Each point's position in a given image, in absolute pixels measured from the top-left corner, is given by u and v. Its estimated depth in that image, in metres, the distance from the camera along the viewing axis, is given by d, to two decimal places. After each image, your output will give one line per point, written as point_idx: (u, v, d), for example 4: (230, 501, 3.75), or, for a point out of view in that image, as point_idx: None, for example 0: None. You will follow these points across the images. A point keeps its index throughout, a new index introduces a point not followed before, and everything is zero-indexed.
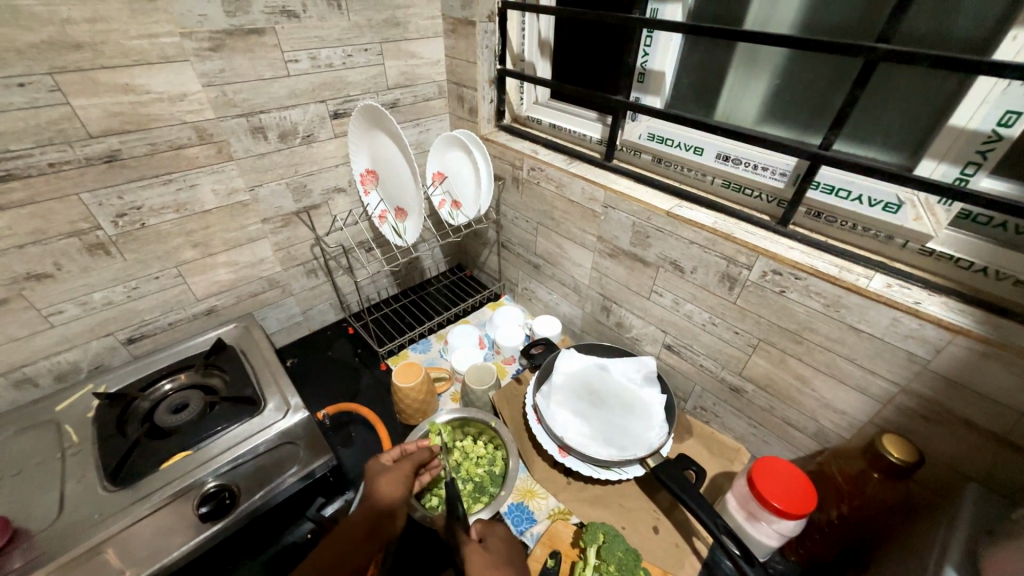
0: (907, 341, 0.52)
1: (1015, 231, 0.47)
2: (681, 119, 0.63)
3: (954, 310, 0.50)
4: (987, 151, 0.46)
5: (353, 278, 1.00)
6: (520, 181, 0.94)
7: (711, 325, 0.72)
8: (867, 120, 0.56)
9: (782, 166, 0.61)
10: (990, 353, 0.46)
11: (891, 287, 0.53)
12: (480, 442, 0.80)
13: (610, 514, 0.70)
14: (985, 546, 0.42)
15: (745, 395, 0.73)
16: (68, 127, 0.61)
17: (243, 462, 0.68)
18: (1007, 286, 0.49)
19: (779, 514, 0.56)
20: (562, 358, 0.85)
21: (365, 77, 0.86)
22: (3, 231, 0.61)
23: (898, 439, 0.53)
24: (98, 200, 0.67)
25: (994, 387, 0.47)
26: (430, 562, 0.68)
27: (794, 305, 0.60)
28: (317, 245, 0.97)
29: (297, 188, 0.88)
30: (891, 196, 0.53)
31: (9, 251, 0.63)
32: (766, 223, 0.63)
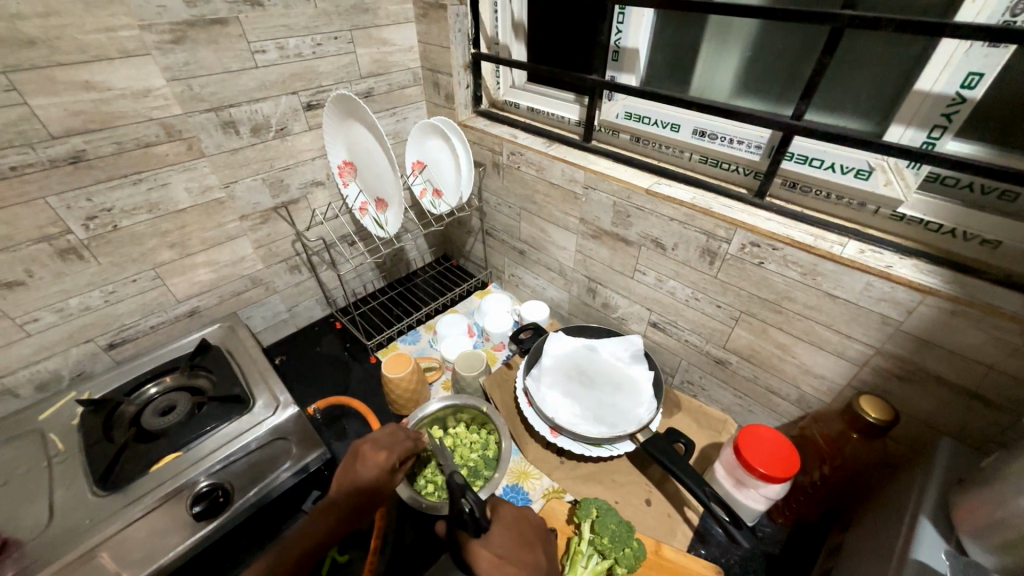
0: (880, 304, 0.53)
1: (982, 191, 0.49)
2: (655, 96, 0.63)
3: (923, 271, 0.51)
4: (951, 114, 0.47)
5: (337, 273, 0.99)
6: (501, 166, 0.93)
7: (695, 301, 0.73)
8: (837, 90, 0.56)
9: (756, 138, 0.62)
10: (959, 311, 0.48)
11: (864, 252, 0.54)
12: (473, 429, 0.80)
13: (604, 490, 0.72)
14: (955, 494, 0.44)
15: (729, 367, 0.74)
16: (28, 128, 0.59)
17: (235, 460, 0.67)
18: (975, 246, 0.50)
19: (765, 479, 0.58)
20: (550, 341, 0.86)
21: (336, 67, 0.84)
22: None
23: (874, 399, 0.55)
24: (66, 203, 0.65)
25: (962, 343, 0.49)
26: (427, 548, 0.69)
27: (773, 276, 0.61)
28: (298, 241, 0.96)
29: (273, 182, 0.86)
30: (859, 162, 0.54)
31: None
32: (743, 196, 0.64)
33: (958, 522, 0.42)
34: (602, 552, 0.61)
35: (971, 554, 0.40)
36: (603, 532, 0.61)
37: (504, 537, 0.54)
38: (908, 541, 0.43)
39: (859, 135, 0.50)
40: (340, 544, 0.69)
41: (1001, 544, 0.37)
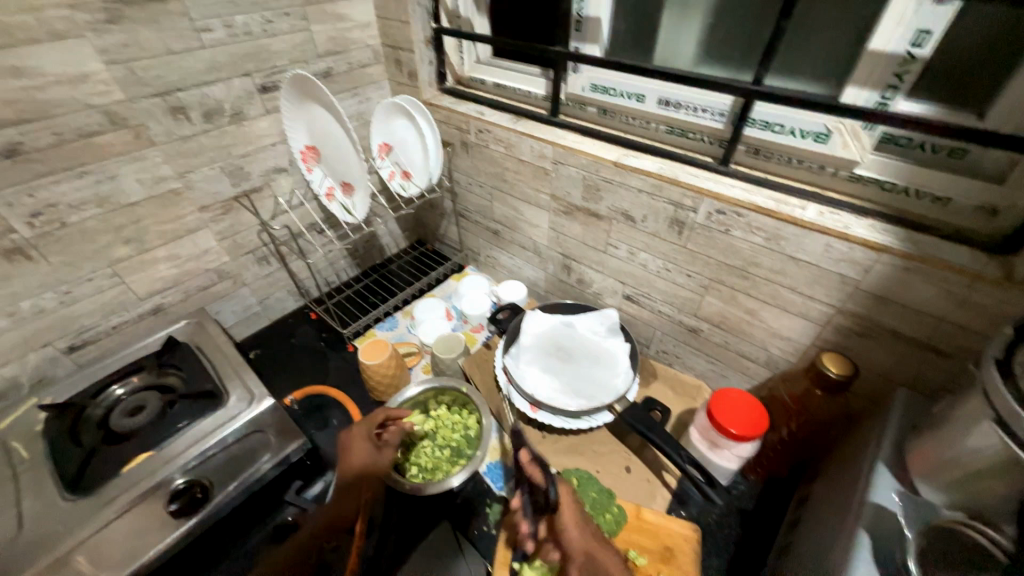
0: (840, 264, 0.54)
1: (932, 151, 0.51)
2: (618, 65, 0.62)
3: (878, 229, 0.52)
4: (903, 73, 0.48)
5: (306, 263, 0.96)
6: (469, 145, 0.91)
7: (666, 272, 0.74)
8: (798, 51, 0.56)
9: (719, 105, 0.62)
10: (912, 267, 0.49)
11: (824, 214, 0.55)
12: (454, 410, 0.80)
13: (585, 460, 0.74)
14: (910, 440, 0.46)
15: (701, 334, 0.76)
16: None
17: (212, 455, 0.66)
18: (927, 203, 0.52)
19: (737, 439, 0.61)
20: (528, 320, 0.87)
21: (290, 45, 0.80)
22: None
23: (836, 356, 0.57)
24: (6, 200, 0.61)
25: (914, 297, 0.51)
26: (416, 528, 0.71)
27: (738, 242, 0.62)
28: (265, 231, 0.93)
29: (232, 171, 0.82)
30: (817, 125, 0.55)
31: None
32: (709, 164, 0.64)
33: (917, 469, 0.43)
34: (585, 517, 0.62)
35: (922, 494, 0.42)
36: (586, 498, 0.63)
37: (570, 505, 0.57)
38: (866, 485, 0.45)
39: (815, 98, 0.51)
40: None
41: (953, 483, 0.40)
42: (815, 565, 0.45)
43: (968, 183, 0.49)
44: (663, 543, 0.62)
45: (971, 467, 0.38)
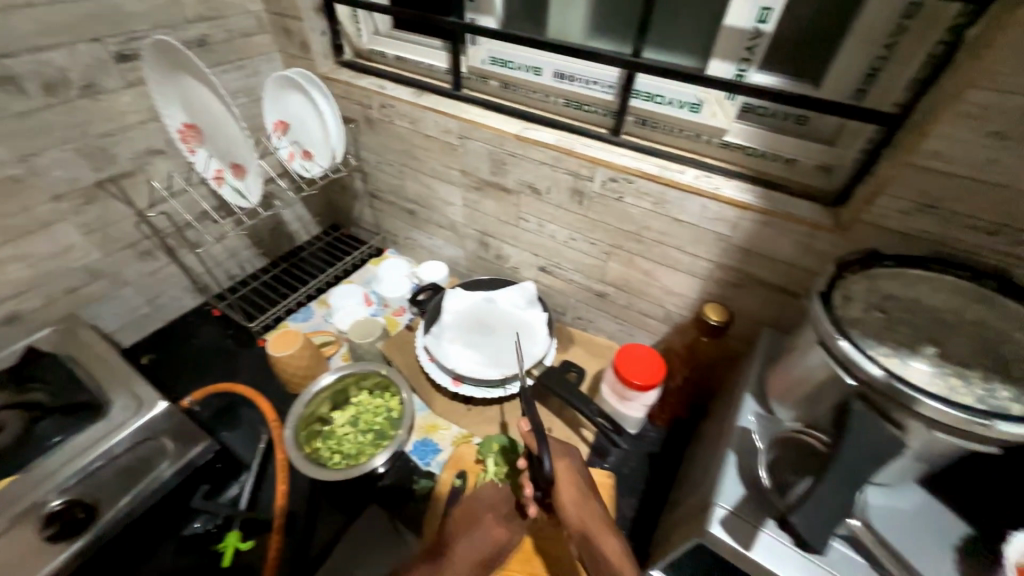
0: (714, 223, 0.61)
1: (783, 118, 0.58)
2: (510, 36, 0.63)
3: (743, 189, 0.59)
4: (752, 47, 0.54)
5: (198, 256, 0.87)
6: (374, 121, 0.88)
7: (573, 241, 0.77)
8: (671, 24, 0.60)
9: (607, 78, 0.66)
10: (768, 221, 0.57)
11: (699, 177, 0.60)
12: (377, 394, 0.79)
13: (509, 427, 0.77)
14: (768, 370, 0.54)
15: (609, 298, 0.81)
16: None
17: (97, 469, 0.59)
18: (779, 165, 0.59)
19: (641, 388, 0.66)
20: (449, 298, 0.87)
21: (150, 7, 0.71)
22: None
23: (716, 305, 0.64)
24: None
25: (771, 248, 0.59)
26: (344, 511, 0.70)
27: (631, 208, 0.66)
28: (144, 222, 0.83)
29: (92, 153, 0.72)
30: (689, 95, 0.61)
31: None
32: (601, 134, 0.67)
33: (772, 393, 0.50)
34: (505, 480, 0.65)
35: (776, 413, 0.49)
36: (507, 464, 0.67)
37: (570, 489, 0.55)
38: (736, 411, 0.52)
39: (684, 69, 0.56)
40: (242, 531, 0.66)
41: (796, 401, 0.47)
42: (699, 488, 0.51)
43: (809, 145, 0.57)
44: None
45: (811, 384, 0.45)
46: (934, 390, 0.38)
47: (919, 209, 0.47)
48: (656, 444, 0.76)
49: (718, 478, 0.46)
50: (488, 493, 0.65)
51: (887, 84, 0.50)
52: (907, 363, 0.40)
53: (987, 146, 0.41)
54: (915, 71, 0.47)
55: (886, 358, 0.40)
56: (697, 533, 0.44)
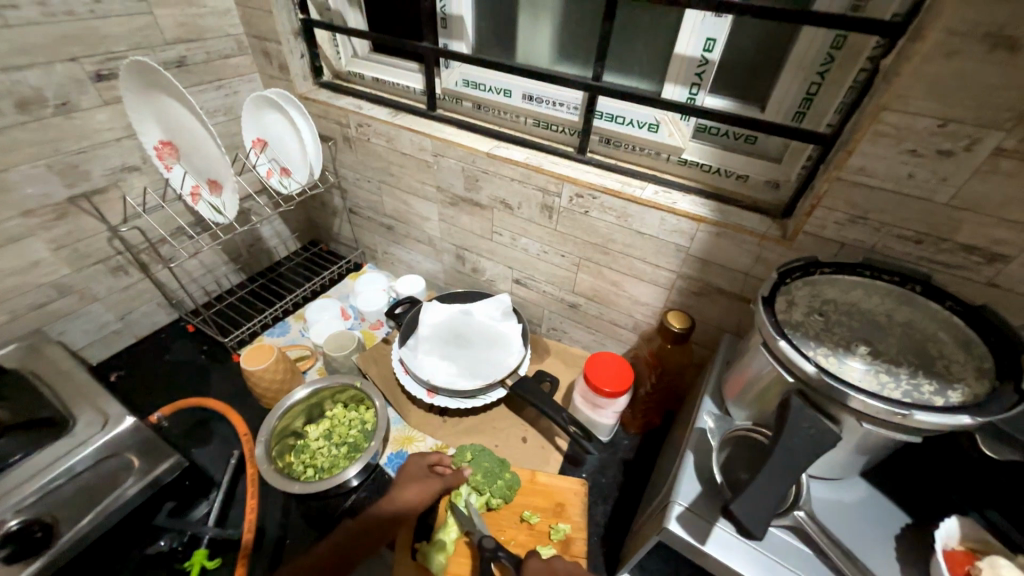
0: (674, 235, 0.64)
1: (734, 138, 0.63)
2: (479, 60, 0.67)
3: (699, 203, 0.63)
4: (701, 73, 0.58)
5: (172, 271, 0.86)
6: (351, 140, 0.90)
7: (545, 254, 0.80)
8: (627, 50, 0.65)
9: (572, 100, 0.70)
10: (722, 233, 0.60)
11: (657, 192, 0.64)
12: (351, 408, 0.80)
13: (484, 437, 0.78)
14: (725, 373, 0.57)
15: (580, 309, 0.84)
16: None
17: (57, 487, 0.59)
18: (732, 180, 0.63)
19: (611, 396, 0.68)
20: (424, 312, 0.87)
21: (128, 30, 0.73)
22: None
23: (679, 313, 0.67)
24: None
25: (726, 258, 0.62)
26: (316, 525, 0.69)
27: (597, 222, 0.69)
28: (116, 237, 0.82)
29: (63, 169, 0.72)
30: (648, 113, 0.64)
31: None
32: (568, 153, 0.71)
33: (728, 397, 0.53)
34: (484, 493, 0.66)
35: (731, 413, 0.52)
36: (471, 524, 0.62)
37: None
38: (696, 413, 0.55)
39: (639, 91, 0.60)
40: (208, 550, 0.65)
41: (750, 402, 0.49)
42: (662, 489, 0.53)
43: (758, 162, 0.61)
44: (555, 500, 0.68)
45: (761, 383, 0.47)
46: (868, 386, 0.41)
47: (852, 219, 0.51)
48: (628, 452, 0.78)
49: (677, 477, 0.48)
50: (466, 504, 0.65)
51: (821, 107, 0.54)
52: (844, 363, 0.43)
53: (904, 162, 0.46)
54: (845, 95, 0.52)
55: (824, 358, 0.44)
56: (657, 531, 0.46)
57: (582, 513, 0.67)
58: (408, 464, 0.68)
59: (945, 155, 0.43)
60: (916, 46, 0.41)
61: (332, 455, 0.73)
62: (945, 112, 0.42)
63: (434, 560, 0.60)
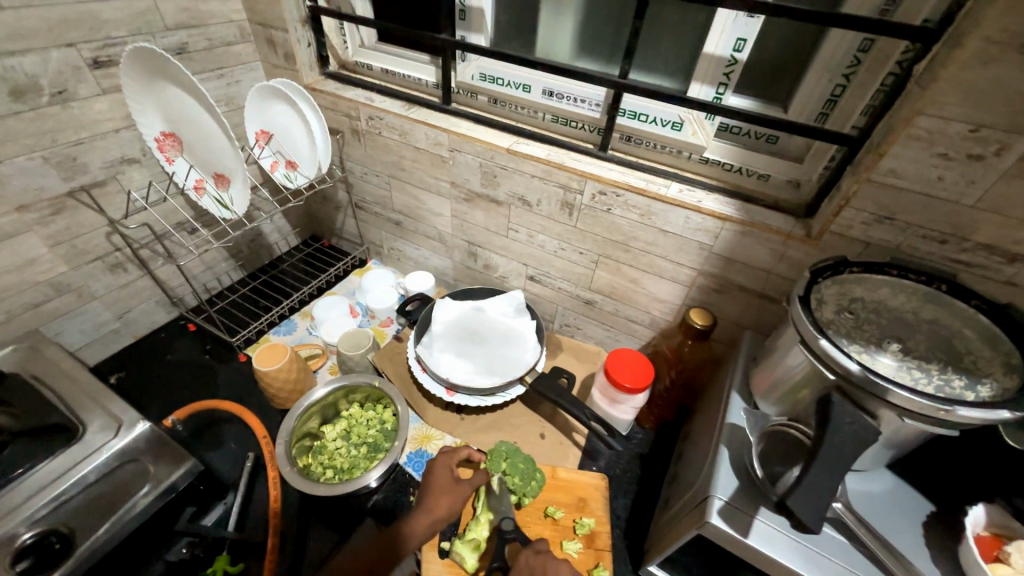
0: (698, 233, 0.65)
1: (755, 138, 0.63)
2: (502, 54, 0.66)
3: (723, 202, 0.63)
4: (729, 72, 0.59)
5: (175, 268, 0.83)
6: (360, 133, 0.88)
7: (562, 250, 0.80)
8: (650, 45, 0.64)
9: (595, 96, 0.69)
10: (747, 231, 0.61)
11: (682, 191, 0.65)
12: (368, 407, 0.79)
13: (503, 434, 0.78)
14: (752, 369, 0.58)
15: (596, 305, 0.84)
16: None
17: (69, 498, 0.55)
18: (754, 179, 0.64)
19: (632, 392, 0.69)
20: (438, 309, 0.87)
21: (127, 14, 0.69)
22: None
23: (700, 310, 0.69)
24: None
25: (749, 256, 0.64)
26: (338, 525, 0.68)
27: (619, 220, 0.70)
28: (116, 233, 0.78)
29: (61, 162, 0.68)
30: (674, 112, 0.64)
31: None
32: (590, 150, 0.71)
33: (756, 391, 0.55)
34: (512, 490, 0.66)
35: (761, 408, 0.53)
36: (498, 509, 0.63)
37: None
38: (725, 408, 0.56)
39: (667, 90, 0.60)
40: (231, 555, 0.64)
41: (781, 397, 0.51)
42: (693, 482, 0.54)
43: (780, 162, 0.62)
44: (577, 494, 0.68)
45: (792, 380, 0.49)
46: (901, 380, 0.43)
47: (878, 220, 0.53)
48: (643, 446, 0.79)
49: (714, 471, 0.49)
50: (493, 499, 0.65)
51: (846, 107, 0.55)
52: (875, 358, 0.45)
53: (931, 166, 0.47)
54: (871, 97, 0.53)
55: (858, 354, 0.46)
56: (698, 524, 0.47)
57: (603, 507, 0.68)
58: (435, 467, 0.64)
59: (974, 158, 0.45)
60: (955, 53, 0.42)
61: (352, 456, 0.72)
62: (976, 117, 0.43)
63: (467, 558, 0.59)
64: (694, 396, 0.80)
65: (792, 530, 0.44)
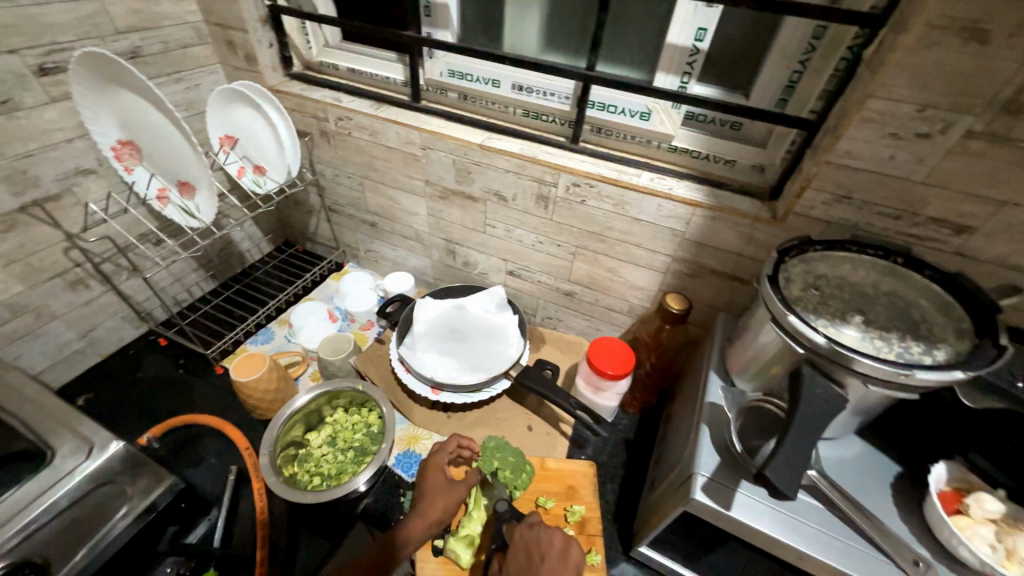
0: (842, 249, 0.60)
1: (847, 153, 0.57)
2: (670, 44, 0.67)
3: (847, 219, 0.62)
4: None
5: (358, 204, 1.05)
6: None
7: (668, 270, 0.80)
8: (806, 83, 0.63)
9: (757, 93, 0.67)
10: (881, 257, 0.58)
11: (825, 201, 0.62)
12: (484, 342, 0.89)
13: (588, 401, 0.83)
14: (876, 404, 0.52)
15: (708, 309, 0.82)
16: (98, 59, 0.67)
17: None
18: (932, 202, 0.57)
19: (616, 378, 0.74)
20: (553, 279, 0.93)
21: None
22: (39, 145, 0.72)
23: (678, 297, 0.76)
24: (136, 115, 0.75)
25: (892, 285, 0.57)
26: (430, 428, 0.84)
27: (747, 222, 0.69)
28: (326, 170, 1.02)
29: (305, 111, 0.92)
30: (797, 136, 0.66)
31: (43, 156, 0.73)
32: (734, 147, 0.71)
33: (853, 408, 0.52)
34: (503, 482, 0.69)
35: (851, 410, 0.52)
36: (494, 494, 0.69)
37: (515, 555, 0.56)
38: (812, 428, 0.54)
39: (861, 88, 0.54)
40: (353, 427, 0.82)
41: None
42: (676, 465, 0.61)
43: (970, 186, 0.54)
44: (567, 483, 0.73)
45: (764, 358, 0.57)
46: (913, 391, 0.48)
47: None
48: (630, 431, 0.86)
49: (699, 450, 0.56)
50: (487, 486, 0.70)
51: None
52: (919, 370, 0.46)
53: (961, 202, 0.55)
54: None
55: (902, 372, 0.46)
56: (683, 500, 0.54)
57: (648, 494, 0.70)
58: (429, 473, 0.67)
59: None
60: None
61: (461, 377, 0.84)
62: None
63: (461, 554, 0.63)
64: (675, 380, 0.88)
65: (769, 500, 0.51)
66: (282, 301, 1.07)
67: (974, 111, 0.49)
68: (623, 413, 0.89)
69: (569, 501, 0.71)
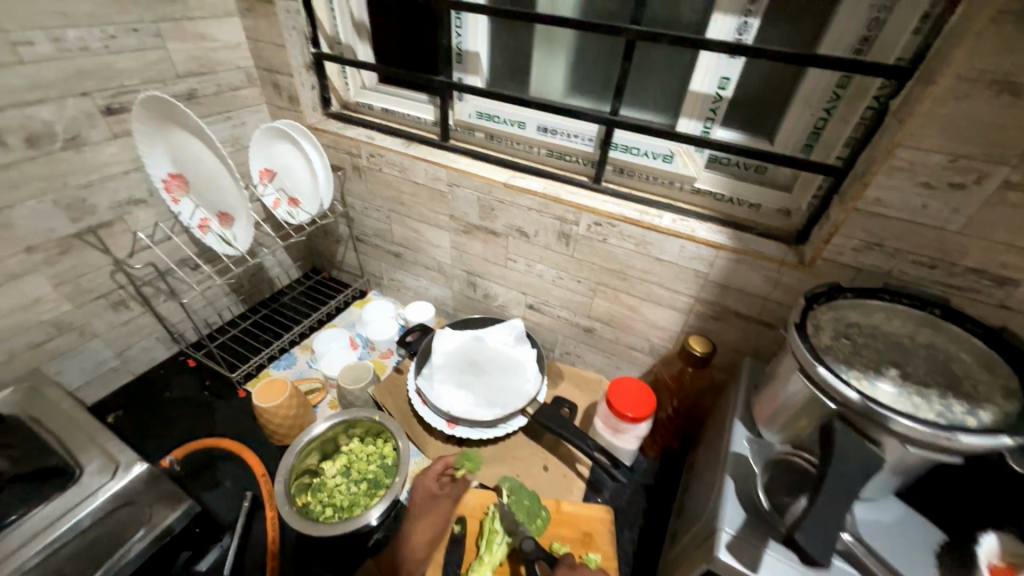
0: (870, 297, 0.58)
1: (877, 201, 0.56)
2: (692, 91, 0.69)
3: (882, 269, 0.60)
4: None
5: (383, 235, 1.08)
6: None
7: (690, 311, 0.79)
8: (832, 130, 0.63)
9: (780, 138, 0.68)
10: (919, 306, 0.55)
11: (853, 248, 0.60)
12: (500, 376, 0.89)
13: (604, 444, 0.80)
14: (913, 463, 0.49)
15: (730, 351, 0.80)
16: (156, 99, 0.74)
17: None
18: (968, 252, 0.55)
19: (637, 421, 0.72)
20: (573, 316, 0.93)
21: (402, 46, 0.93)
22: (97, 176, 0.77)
23: (701, 339, 0.75)
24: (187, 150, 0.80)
25: (929, 335, 0.55)
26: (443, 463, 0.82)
27: (772, 266, 0.68)
28: (356, 202, 1.06)
29: (339, 147, 0.97)
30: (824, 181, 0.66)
31: (101, 187, 0.78)
32: (757, 191, 0.71)
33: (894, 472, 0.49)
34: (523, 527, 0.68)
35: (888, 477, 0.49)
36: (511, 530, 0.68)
37: None
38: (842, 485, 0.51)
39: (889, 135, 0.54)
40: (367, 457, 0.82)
41: None
42: (699, 518, 0.58)
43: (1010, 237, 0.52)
44: (582, 530, 0.70)
45: (792, 410, 0.54)
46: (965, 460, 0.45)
47: None
48: (650, 476, 0.83)
49: (723, 505, 0.53)
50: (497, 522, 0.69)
51: None
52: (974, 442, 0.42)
53: (1001, 253, 0.53)
54: None
55: (949, 439, 0.43)
56: (707, 558, 0.51)
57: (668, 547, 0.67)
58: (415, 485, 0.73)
59: None
60: None
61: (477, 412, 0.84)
62: None
63: None
64: (698, 424, 0.85)
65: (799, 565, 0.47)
66: (305, 327, 1.10)
67: (1009, 163, 0.48)
68: (643, 456, 0.86)
69: (583, 549, 0.68)
